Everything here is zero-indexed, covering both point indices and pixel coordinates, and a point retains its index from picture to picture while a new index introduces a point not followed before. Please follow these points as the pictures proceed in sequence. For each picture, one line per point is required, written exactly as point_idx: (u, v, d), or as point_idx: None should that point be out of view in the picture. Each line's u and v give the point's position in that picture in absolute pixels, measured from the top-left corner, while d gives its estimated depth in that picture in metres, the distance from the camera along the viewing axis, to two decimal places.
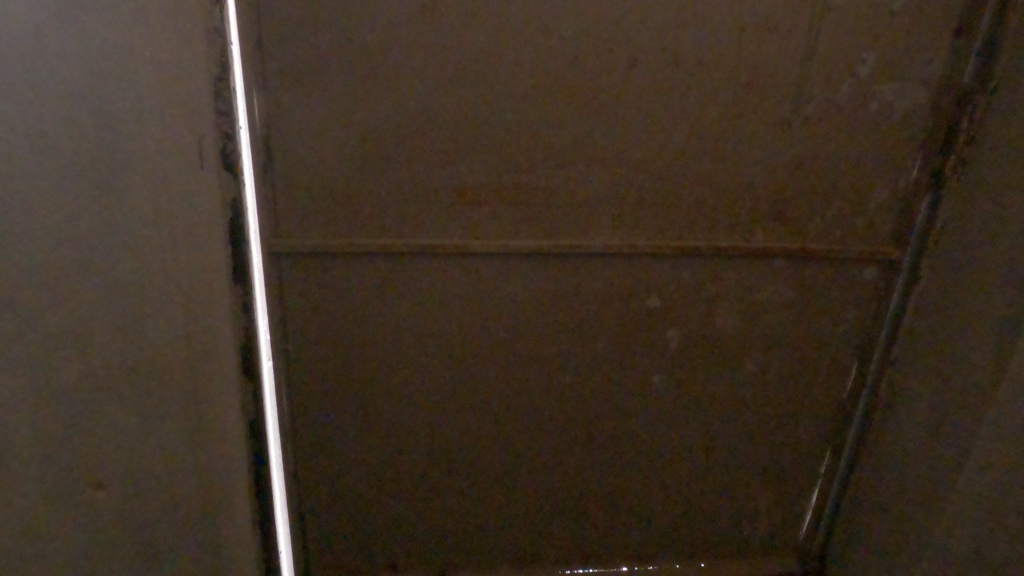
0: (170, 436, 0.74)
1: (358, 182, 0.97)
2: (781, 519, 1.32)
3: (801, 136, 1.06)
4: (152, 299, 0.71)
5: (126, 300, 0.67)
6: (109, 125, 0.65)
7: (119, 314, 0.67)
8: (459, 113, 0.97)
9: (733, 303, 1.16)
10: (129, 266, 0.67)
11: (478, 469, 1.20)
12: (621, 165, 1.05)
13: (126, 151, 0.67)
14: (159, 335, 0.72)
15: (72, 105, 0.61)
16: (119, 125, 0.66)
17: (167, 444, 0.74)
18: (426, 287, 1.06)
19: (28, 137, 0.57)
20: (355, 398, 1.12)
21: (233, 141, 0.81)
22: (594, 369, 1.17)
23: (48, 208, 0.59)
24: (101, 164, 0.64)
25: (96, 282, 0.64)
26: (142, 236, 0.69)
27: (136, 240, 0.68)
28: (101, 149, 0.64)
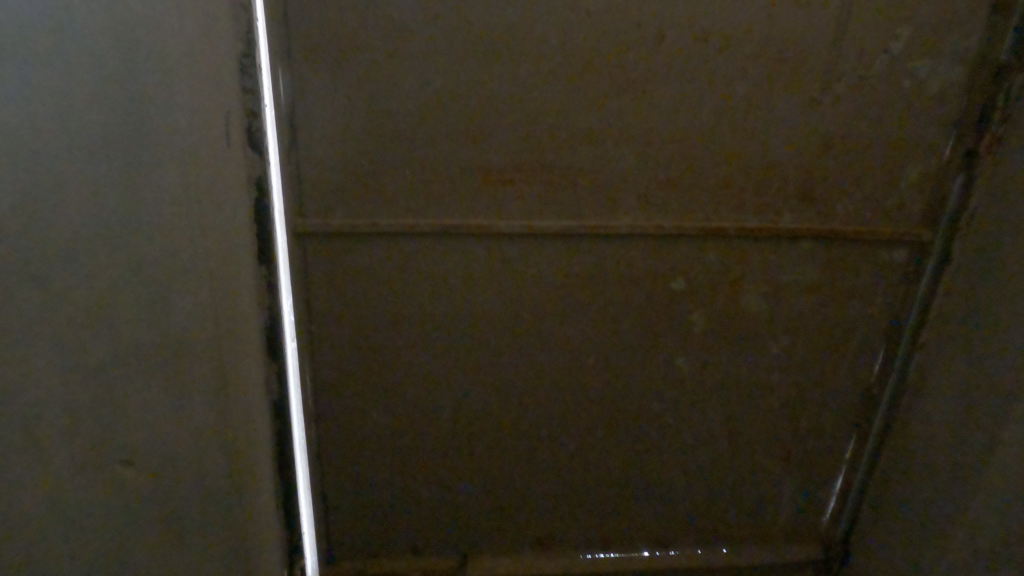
0: (201, 387, 0.82)
1: (381, 162, 0.95)
2: (805, 502, 1.30)
3: (835, 114, 0.99)
4: (184, 267, 0.77)
5: (159, 264, 0.76)
6: (133, 102, 0.71)
7: (156, 272, 0.76)
8: (468, 87, 0.92)
9: (760, 287, 1.10)
10: (157, 232, 0.75)
11: (497, 451, 1.18)
12: (645, 144, 0.98)
13: (157, 126, 0.72)
14: (189, 298, 0.79)
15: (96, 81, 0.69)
16: (145, 101, 0.71)
17: (195, 394, 0.82)
18: (438, 268, 1.03)
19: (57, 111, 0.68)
20: (375, 379, 1.10)
21: (258, 119, 0.89)
22: (616, 354, 1.13)
23: (76, 167, 0.70)
24: (132, 136, 0.71)
25: (132, 243, 0.75)
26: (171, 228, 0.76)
27: (162, 211, 0.75)
28: (131, 123, 0.71)
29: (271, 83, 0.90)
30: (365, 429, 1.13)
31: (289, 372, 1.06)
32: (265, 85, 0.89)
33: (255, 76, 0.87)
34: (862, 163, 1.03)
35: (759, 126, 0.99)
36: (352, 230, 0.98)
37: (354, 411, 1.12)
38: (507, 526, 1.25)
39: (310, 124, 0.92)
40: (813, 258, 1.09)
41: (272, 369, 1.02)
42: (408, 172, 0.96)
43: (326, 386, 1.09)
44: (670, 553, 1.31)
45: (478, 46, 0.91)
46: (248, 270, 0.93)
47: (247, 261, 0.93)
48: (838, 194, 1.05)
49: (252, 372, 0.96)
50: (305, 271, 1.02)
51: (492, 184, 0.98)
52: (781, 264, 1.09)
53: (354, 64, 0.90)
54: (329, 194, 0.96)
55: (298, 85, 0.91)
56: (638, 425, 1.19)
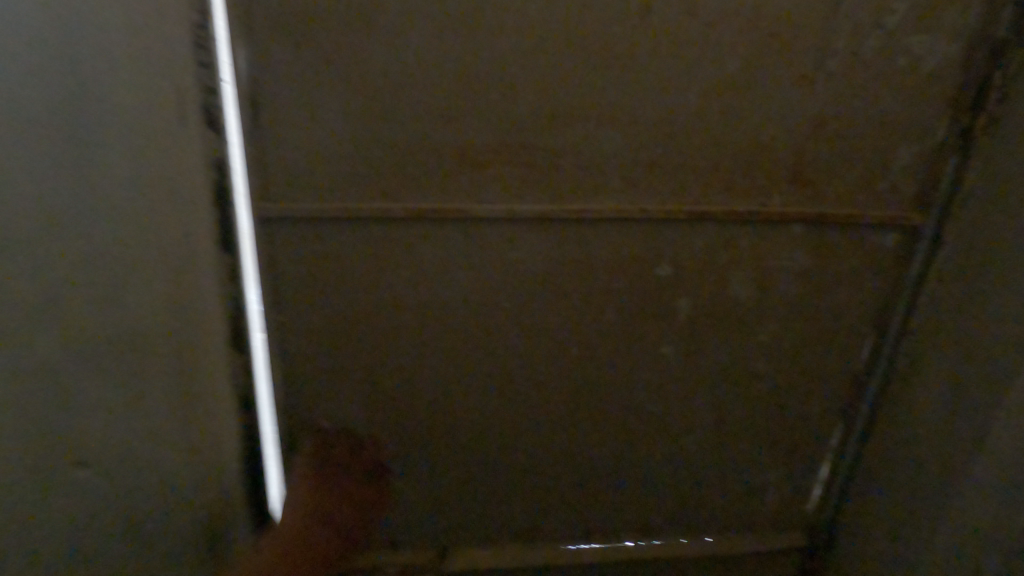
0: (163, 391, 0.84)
1: (350, 142, 0.89)
2: (791, 489, 1.28)
3: (827, 92, 0.95)
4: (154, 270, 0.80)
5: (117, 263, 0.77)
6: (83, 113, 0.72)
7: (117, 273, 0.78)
8: (442, 62, 0.87)
9: (748, 272, 1.06)
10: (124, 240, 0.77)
11: (477, 442, 1.14)
12: (630, 123, 0.93)
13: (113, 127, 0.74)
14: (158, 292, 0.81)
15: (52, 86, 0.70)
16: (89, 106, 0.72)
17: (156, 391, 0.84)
18: (412, 254, 0.98)
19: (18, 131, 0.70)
20: (350, 369, 1.05)
21: (216, 96, 0.83)
22: (600, 342, 1.09)
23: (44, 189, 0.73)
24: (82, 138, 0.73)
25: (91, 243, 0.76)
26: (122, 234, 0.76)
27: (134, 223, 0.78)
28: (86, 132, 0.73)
29: (229, 56, 0.83)
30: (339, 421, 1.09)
31: (256, 365, 1.00)
32: (223, 59, 0.83)
33: (211, 50, 0.81)
34: (854, 143, 0.99)
35: (749, 105, 0.94)
36: (321, 215, 0.92)
37: (327, 403, 1.07)
38: (489, 518, 1.22)
39: (273, 101, 0.86)
40: (803, 242, 1.05)
41: (238, 362, 0.97)
42: (379, 154, 0.90)
43: (298, 378, 1.04)
44: (654, 543, 1.29)
45: (453, 17, 0.85)
46: (210, 258, 0.87)
47: (208, 249, 0.87)
48: (829, 176, 1.01)
49: (216, 366, 0.91)
50: (273, 260, 0.96)
51: (469, 165, 0.93)
52: (770, 249, 1.05)
53: (319, 36, 0.83)
54: (295, 175, 0.90)
55: (258, 57, 0.84)
56: (622, 415, 1.16)
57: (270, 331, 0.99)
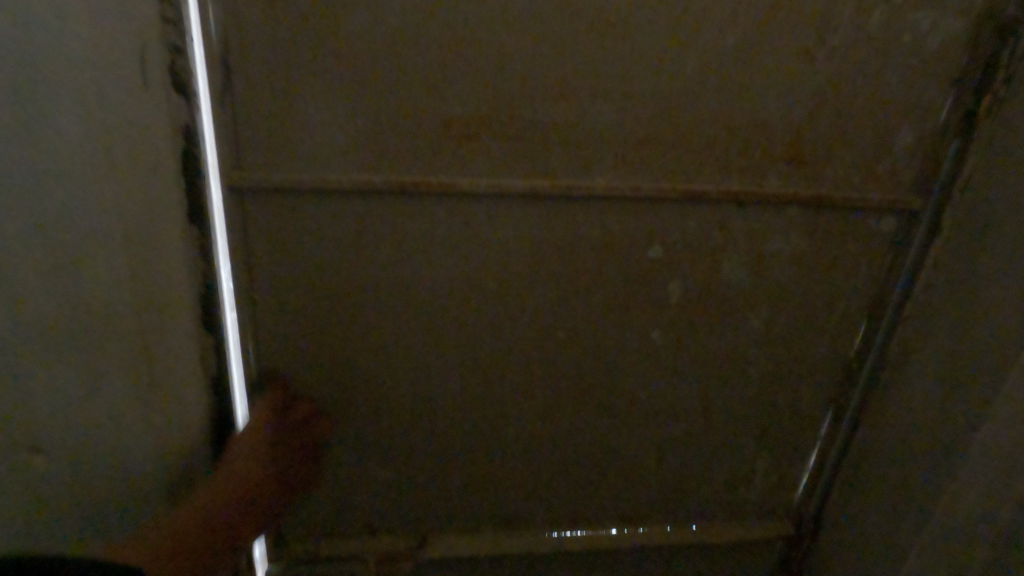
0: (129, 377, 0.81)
1: (329, 110, 0.84)
2: (778, 477, 1.26)
3: (828, 69, 0.91)
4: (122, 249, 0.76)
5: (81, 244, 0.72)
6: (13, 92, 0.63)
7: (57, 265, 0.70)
8: (429, 27, 0.82)
9: (740, 255, 1.03)
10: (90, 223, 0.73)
11: (459, 426, 1.11)
12: (624, 97, 0.89)
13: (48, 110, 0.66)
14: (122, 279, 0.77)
15: None
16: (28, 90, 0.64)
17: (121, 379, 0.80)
18: (393, 230, 0.93)
19: None
20: (328, 351, 1.01)
21: (183, 56, 0.77)
22: (587, 325, 1.05)
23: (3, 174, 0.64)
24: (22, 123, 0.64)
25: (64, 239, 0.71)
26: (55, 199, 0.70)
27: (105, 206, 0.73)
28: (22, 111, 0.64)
29: (198, 13, 0.77)
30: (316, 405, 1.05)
31: (229, 345, 0.95)
32: (192, 18, 0.77)
33: (178, 6, 0.75)
34: (855, 122, 0.95)
35: (747, 80, 0.90)
36: (296, 187, 0.87)
37: (303, 384, 1.03)
38: (471, 505, 1.18)
39: (247, 64, 0.80)
40: (798, 225, 1.02)
41: (208, 342, 0.92)
42: (359, 123, 0.85)
43: (273, 359, 1.00)
44: (639, 531, 1.26)
45: None
46: (177, 232, 0.83)
47: (175, 222, 0.82)
48: (827, 157, 0.97)
49: (183, 346, 0.87)
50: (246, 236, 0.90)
51: (454, 138, 0.88)
52: (766, 232, 1.02)
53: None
54: (268, 144, 0.85)
55: (230, 16, 0.78)
56: (609, 400, 1.13)
57: (243, 310, 0.94)
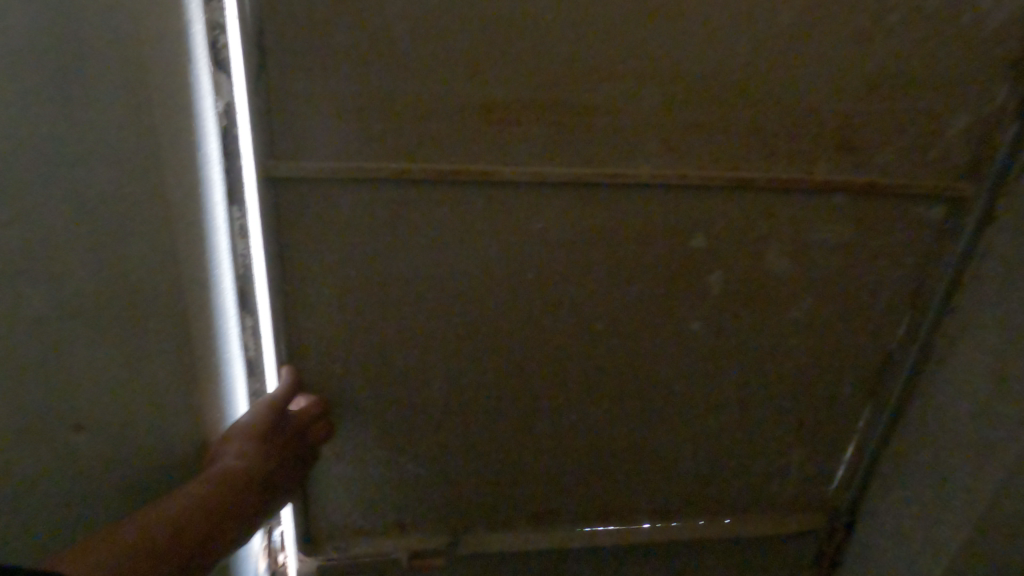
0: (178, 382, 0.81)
1: (370, 94, 0.80)
2: (815, 471, 1.24)
3: (885, 50, 0.88)
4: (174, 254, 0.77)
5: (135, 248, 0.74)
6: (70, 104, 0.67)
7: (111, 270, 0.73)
8: (473, 8, 0.78)
9: (786, 244, 1.00)
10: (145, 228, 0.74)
11: (493, 421, 1.08)
12: (674, 79, 0.86)
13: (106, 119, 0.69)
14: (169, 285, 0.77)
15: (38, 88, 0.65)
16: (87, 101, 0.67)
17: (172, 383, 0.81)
18: (431, 220, 0.89)
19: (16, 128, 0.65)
20: (362, 347, 0.97)
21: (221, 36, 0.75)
22: (627, 317, 1.02)
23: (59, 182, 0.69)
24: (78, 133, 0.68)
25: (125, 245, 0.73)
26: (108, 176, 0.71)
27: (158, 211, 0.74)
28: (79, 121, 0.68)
29: None
30: (347, 402, 1.01)
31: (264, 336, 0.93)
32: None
33: None
34: (909, 105, 0.92)
35: (800, 62, 0.87)
36: (337, 176, 0.83)
37: (334, 383, 0.99)
38: (503, 500, 1.16)
39: (282, 48, 0.76)
40: (846, 213, 0.99)
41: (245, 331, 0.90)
42: (400, 109, 0.82)
43: (306, 357, 0.96)
44: (673, 525, 1.24)
45: None
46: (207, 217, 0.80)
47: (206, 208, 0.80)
48: (879, 143, 0.94)
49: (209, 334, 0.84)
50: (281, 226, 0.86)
51: (497, 123, 0.84)
52: (812, 221, 0.99)
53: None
54: (307, 130, 0.81)
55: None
56: (647, 394, 1.10)
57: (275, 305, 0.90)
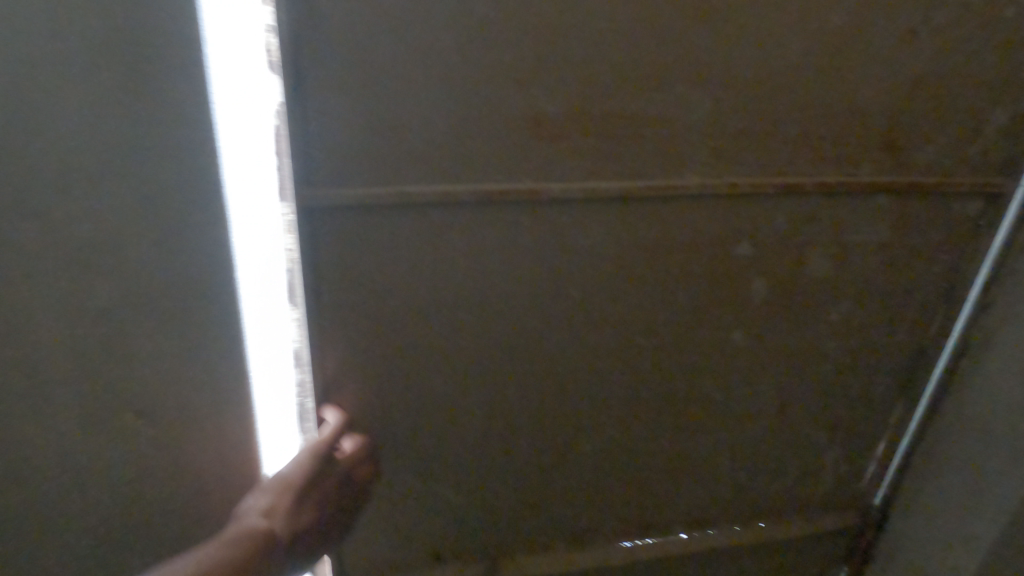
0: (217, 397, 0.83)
1: (413, 114, 0.74)
2: (847, 470, 1.23)
3: (930, 49, 0.85)
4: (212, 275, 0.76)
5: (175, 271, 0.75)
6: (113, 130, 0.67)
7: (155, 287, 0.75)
8: (524, 17, 0.73)
9: (827, 247, 0.97)
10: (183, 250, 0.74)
11: (533, 445, 1.03)
12: (723, 86, 0.82)
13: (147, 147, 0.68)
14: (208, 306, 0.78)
15: (83, 119, 0.66)
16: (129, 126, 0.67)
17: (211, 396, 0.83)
18: (473, 242, 0.84)
19: (65, 154, 0.67)
20: (401, 381, 0.90)
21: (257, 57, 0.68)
22: (669, 330, 0.98)
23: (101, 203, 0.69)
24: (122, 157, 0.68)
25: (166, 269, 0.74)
26: (183, 209, 0.72)
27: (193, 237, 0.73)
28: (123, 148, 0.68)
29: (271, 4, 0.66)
30: (385, 439, 0.94)
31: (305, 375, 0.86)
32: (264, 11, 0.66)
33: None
34: (951, 103, 0.90)
35: (847, 65, 0.84)
36: (383, 202, 0.77)
37: (371, 420, 0.92)
38: (542, 523, 1.12)
39: (320, 66, 0.69)
40: (886, 213, 0.97)
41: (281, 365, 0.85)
42: (443, 128, 0.76)
43: (342, 398, 0.88)
44: (708, 534, 1.22)
45: None
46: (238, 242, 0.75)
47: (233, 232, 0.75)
48: (921, 142, 0.92)
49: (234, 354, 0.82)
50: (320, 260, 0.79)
51: (543, 138, 0.79)
52: (853, 223, 0.97)
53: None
54: (348, 157, 0.74)
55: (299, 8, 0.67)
56: (687, 407, 1.07)
57: (317, 344, 0.83)
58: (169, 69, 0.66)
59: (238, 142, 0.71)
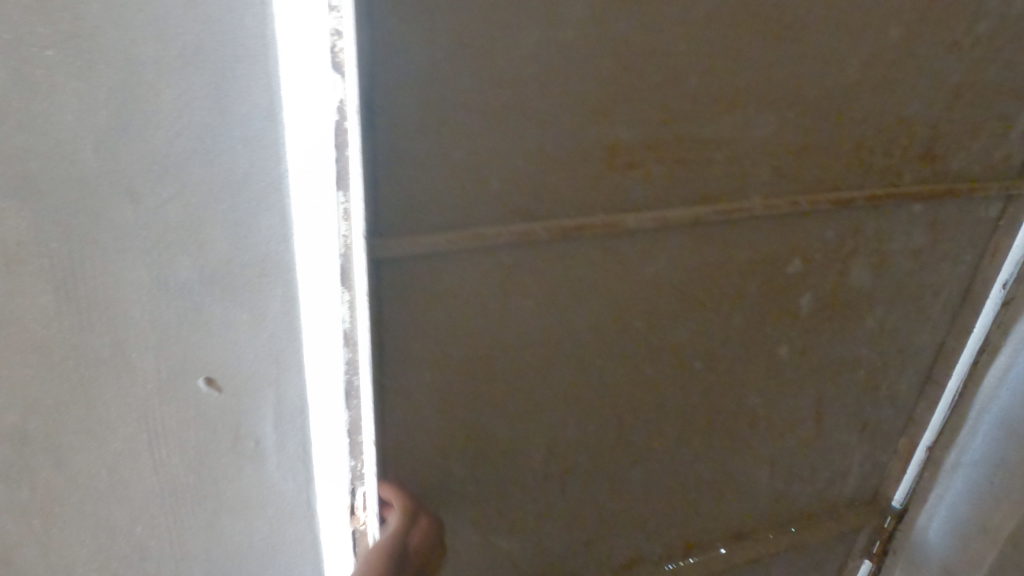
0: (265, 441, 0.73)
1: (490, 151, 0.68)
2: (872, 468, 1.25)
3: (971, 60, 0.86)
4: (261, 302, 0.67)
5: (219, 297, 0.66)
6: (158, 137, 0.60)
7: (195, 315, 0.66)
8: (610, 34, 0.68)
9: (868, 257, 0.98)
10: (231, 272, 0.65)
11: (587, 481, 0.98)
12: (788, 105, 0.80)
13: (196, 158, 0.61)
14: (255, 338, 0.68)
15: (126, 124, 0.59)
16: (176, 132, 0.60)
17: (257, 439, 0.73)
18: (543, 282, 0.78)
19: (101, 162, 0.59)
20: (464, 432, 0.83)
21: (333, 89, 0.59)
22: (722, 351, 0.96)
23: (141, 220, 0.62)
24: (167, 168, 0.61)
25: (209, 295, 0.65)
26: (234, 229, 0.64)
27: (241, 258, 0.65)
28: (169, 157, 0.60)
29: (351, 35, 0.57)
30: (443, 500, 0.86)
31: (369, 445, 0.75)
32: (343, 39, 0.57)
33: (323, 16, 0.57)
34: (984, 112, 0.92)
35: (899, 78, 0.84)
36: (457, 248, 0.70)
37: (430, 481, 0.84)
38: (591, 558, 1.06)
39: (400, 104, 0.62)
40: (920, 220, 0.98)
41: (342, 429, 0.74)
42: (518, 163, 0.70)
43: (405, 464, 0.80)
44: (748, 545, 1.19)
45: None
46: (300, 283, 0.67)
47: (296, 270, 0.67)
48: (956, 150, 0.94)
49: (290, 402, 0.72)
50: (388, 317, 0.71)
51: (618, 167, 0.75)
52: (895, 229, 0.97)
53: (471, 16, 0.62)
54: (422, 202, 0.67)
55: (381, 37, 0.60)
56: (734, 422, 1.05)
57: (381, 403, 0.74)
58: (227, 72, 0.59)
59: (302, 167, 0.63)
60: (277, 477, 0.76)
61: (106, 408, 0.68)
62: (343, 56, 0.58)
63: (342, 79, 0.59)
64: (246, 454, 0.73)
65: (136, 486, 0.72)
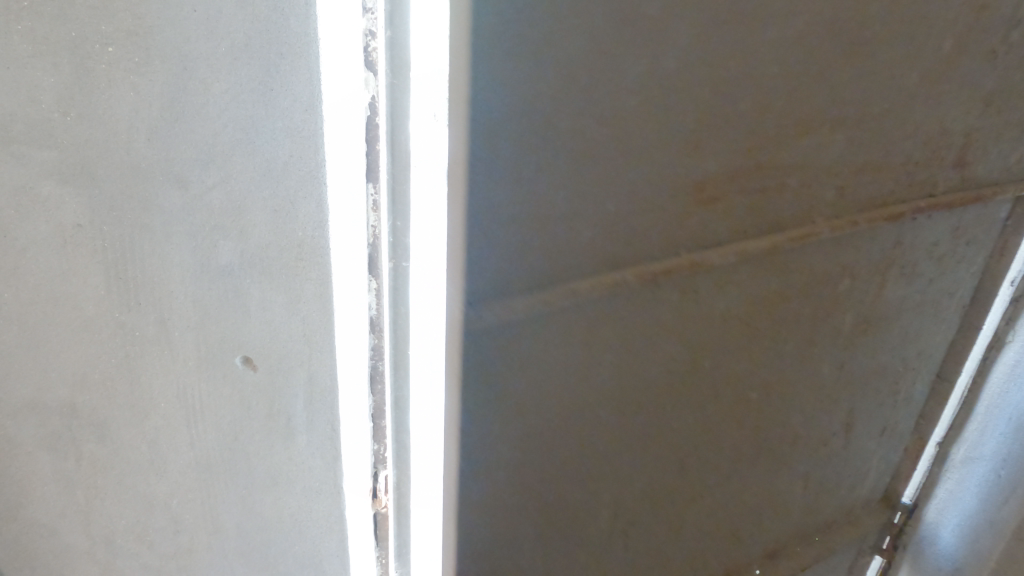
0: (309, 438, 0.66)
1: (581, 185, 0.66)
2: (887, 468, 1.26)
3: (1002, 68, 0.87)
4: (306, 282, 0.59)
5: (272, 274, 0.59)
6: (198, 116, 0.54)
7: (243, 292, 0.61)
8: (684, 51, 0.65)
9: (901, 267, 0.98)
10: (279, 254, 0.59)
11: (634, 511, 0.94)
12: (839, 121, 0.79)
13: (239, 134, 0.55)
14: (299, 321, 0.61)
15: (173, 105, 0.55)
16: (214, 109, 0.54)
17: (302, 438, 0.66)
18: (622, 315, 0.78)
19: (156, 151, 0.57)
20: (529, 470, 0.79)
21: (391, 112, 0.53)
22: (765, 369, 0.94)
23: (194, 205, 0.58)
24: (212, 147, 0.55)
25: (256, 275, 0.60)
26: (281, 219, 0.57)
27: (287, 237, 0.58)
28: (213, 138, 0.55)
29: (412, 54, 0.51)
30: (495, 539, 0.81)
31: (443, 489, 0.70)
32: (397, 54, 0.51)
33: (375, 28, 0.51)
34: (1008, 118, 0.93)
35: (939, 89, 0.84)
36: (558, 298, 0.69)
37: (484, 521, 0.78)
38: None
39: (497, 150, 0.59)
40: (947, 226, 0.99)
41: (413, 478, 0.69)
42: (589, 191, 0.67)
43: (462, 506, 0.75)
44: (782, 565, 1.17)
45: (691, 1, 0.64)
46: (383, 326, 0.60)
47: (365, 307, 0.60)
48: (981, 157, 0.95)
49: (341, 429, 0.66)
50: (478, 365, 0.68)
51: (704, 201, 0.75)
52: (924, 237, 0.97)
53: (552, 45, 0.58)
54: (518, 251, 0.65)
55: (463, 74, 0.53)
56: (772, 437, 1.02)
57: (439, 449, 0.68)
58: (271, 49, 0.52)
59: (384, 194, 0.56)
60: (308, 455, 0.67)
61: (146, 384, 0.68)
62: (378, 56, 0.52)
63: (374, 79, 0.52)
64: (281, 430, 0.66)
65: (176, 460, 0.71)
